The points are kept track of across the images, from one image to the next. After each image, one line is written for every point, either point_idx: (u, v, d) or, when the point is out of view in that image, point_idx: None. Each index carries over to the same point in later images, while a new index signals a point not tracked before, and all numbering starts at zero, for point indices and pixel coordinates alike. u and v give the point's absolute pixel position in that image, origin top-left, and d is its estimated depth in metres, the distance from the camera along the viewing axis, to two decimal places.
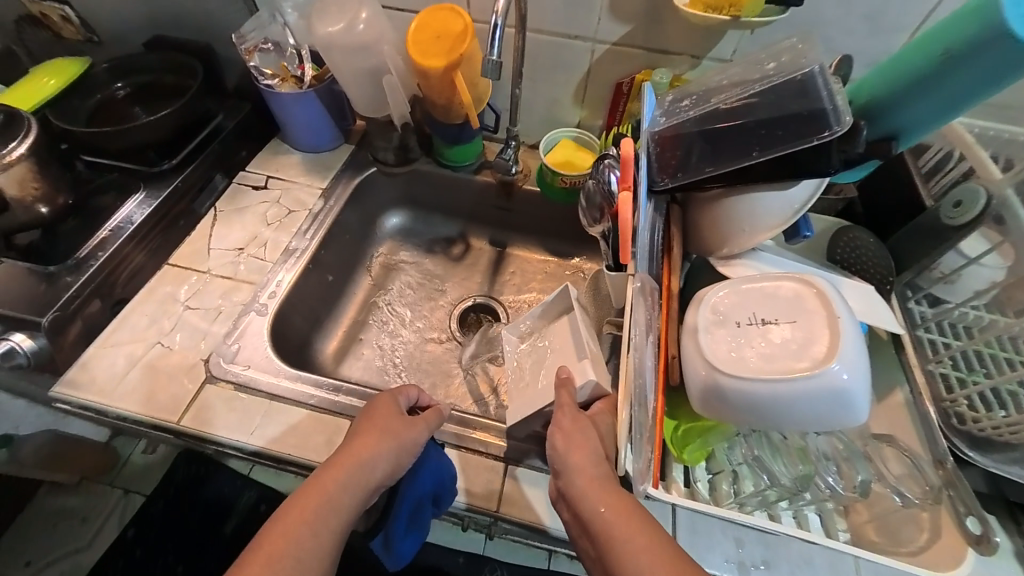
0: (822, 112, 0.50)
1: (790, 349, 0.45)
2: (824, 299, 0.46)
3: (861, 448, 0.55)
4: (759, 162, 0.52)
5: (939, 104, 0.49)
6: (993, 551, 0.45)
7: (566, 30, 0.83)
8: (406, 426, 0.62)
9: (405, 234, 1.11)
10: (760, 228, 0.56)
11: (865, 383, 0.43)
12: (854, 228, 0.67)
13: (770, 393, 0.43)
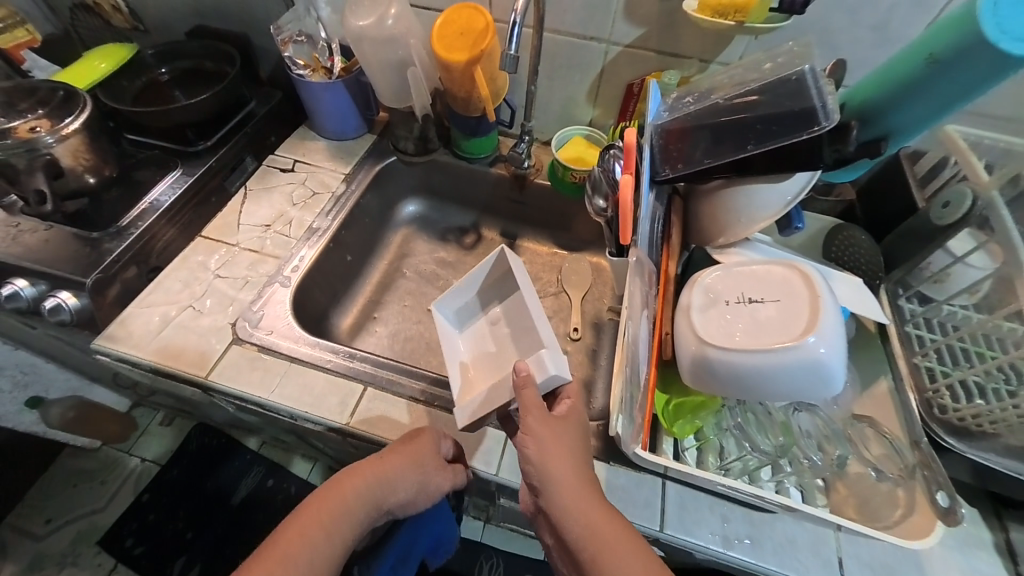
0: (812, 109, 0.52)
1: (775, 324, 0.48)
2: (807, 280, 0.49)
3: (843, 430, 0.59)
4: (754, 155, 0.55)
5: (928, 107, 0.52)
6: (960, 522, 0.47)
7: (582, 32, 0.88)
8: (438, 474, 0.62)
9: (421, 222, 1.16)
10: (757, 219, 0.59)
11: (842, 357, 0.47)
12: (850, 227, 0.71)
13: (755, 364, 0.46)
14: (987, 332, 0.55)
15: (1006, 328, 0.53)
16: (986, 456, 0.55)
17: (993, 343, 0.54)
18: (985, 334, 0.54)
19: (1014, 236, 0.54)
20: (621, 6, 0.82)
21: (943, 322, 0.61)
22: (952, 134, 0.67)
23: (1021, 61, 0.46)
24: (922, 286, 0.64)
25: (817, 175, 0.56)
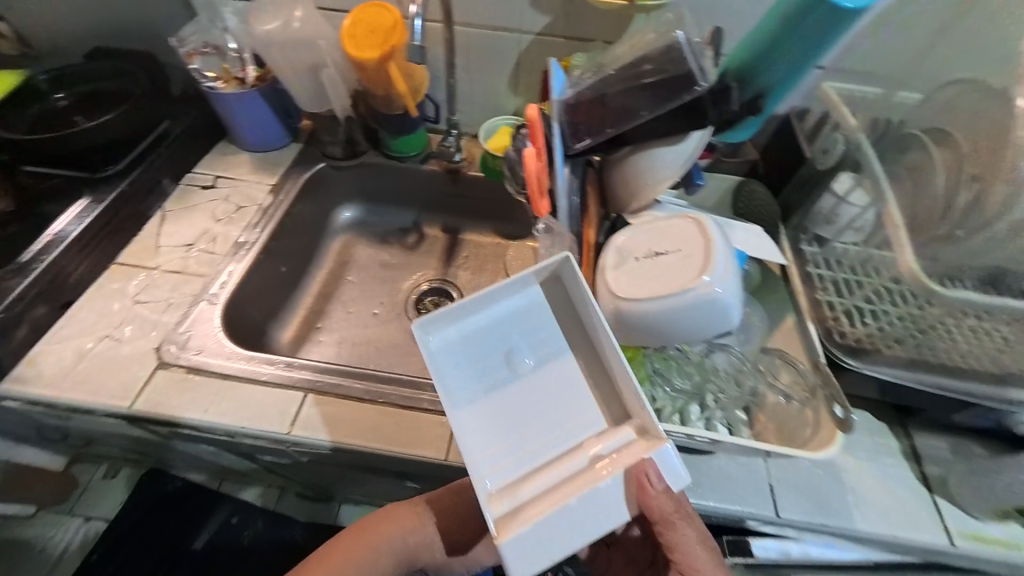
0: (692, 72, 0.57)
1: (676, 271, 0.51)
2: (701, 226, 0.53)
3: (757, 365, 0.63)
4: (647, 119, 0.59)
5: (791, 62, 0.58)
6: (852, 429, 0.53)
7: (492, 23, 0.90)
8: (482, 544, 0.60)
9: (359, 227, 1.15)
10: (660, 179, 0.63)
11: (740, 294, 0.50)
12: (751, 182, 0.81)
13: (663, 311, 0.50)
14: (871, 263, 0.63)
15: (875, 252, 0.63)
16: (878, 370, 0.62)
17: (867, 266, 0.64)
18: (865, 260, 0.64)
19: (877, 171, 0.62)
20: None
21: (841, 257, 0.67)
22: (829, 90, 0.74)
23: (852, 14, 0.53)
24: (818, 227, 0.70)
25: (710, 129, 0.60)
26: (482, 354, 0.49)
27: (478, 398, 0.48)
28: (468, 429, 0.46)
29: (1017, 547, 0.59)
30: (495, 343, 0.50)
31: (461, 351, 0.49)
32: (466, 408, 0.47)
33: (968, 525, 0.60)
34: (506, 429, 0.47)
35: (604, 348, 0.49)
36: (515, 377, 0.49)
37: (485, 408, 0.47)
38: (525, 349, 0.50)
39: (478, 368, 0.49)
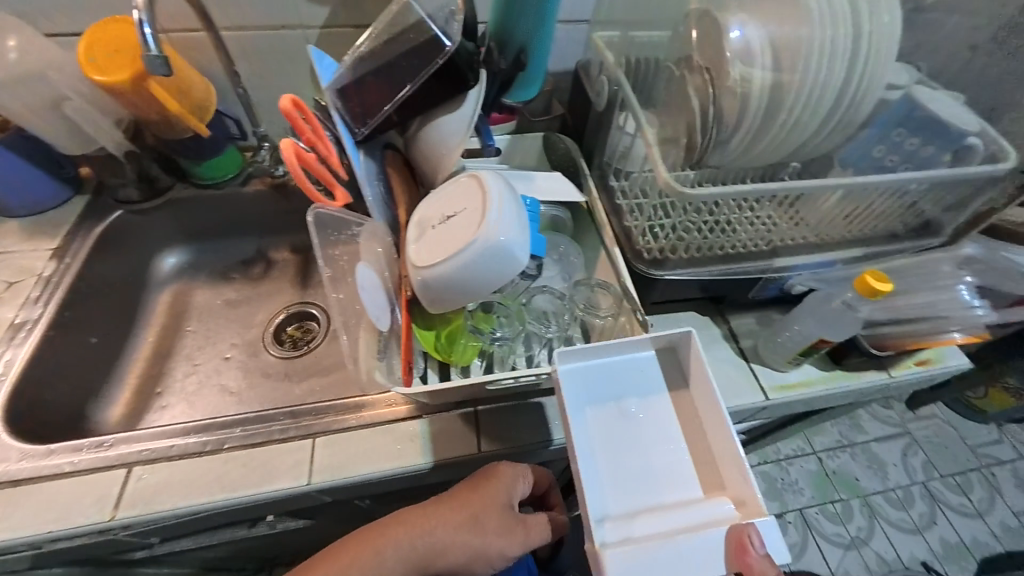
0: (434, 37, 0.58)
1: (462, 224, 0.51)
2: (477, 178, 0.54)
3: (580, 298, 0.66)
4: (415, 91, 0.59)
5: (534, 16, 0.63)
6: (649, 328, 0.57)
7: (269, 23, 0.83)
8: (501, 537, 0.57)
9: (191, 270, 1.02)
10: (453, 147, 0.64)
11: (524, 238, 0.51)
12: (551, 133, 0.84)
13: (451, 269, 0.50)
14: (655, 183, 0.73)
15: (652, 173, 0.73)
16: (678, 273, 0.70)
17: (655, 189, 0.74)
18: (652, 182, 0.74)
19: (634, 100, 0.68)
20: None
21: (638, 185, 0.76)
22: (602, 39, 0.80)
23: None
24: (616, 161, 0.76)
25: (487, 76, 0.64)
26: (598, 387, 0.55)
27: (655, 398, 0.55)
28: (594, 462, 0.51)
29: (811, 383, 0.74)
30: (610, 391, 0.54)
31: (595, 373, 0.55)
32: (583, 419, 0.53)
33: (775, 379, 0.74)
34: (622, 464, 0.52)
35: (694, 384, 0.54)
36: (632, 424, 0.54)
37: (618, 415, 0.54)
38: (633, 398, 0.54)
39: (596, 391, 0.55)
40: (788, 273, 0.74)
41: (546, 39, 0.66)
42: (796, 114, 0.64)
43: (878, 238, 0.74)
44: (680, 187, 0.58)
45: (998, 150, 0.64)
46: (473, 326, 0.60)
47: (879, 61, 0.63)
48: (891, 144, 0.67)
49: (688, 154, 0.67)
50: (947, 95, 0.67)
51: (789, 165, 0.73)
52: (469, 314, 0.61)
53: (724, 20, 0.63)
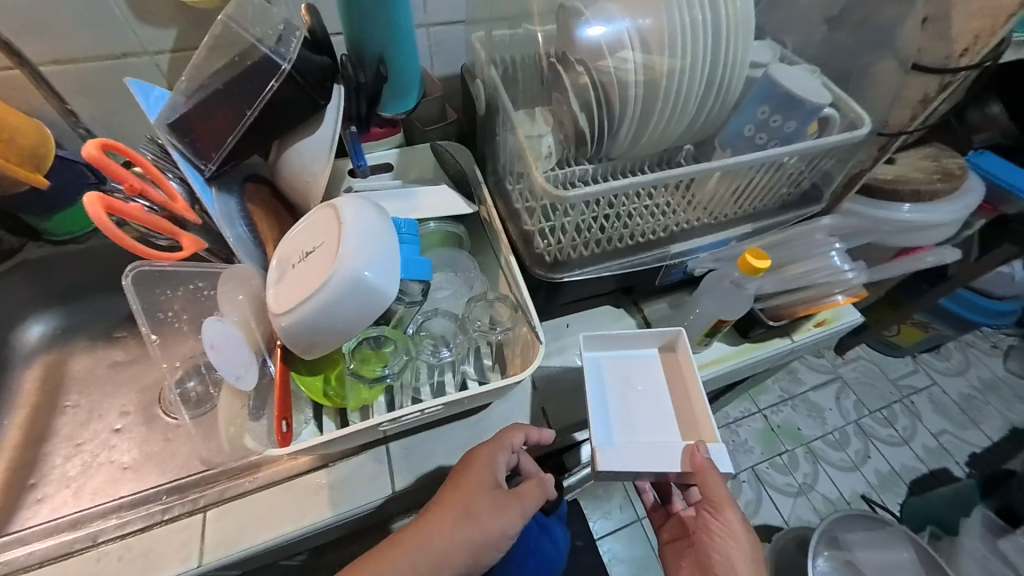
0: (265, 57, 0.52)
1: (320, 260, 0.47)
2: (335, 205, 0.50)
3: (480, 314, 0.63)
4: (255, 117, 0.53)
5: (383, 26, 0.60)
6: (541, 340, 0.55)
7: (104, 52, 0.72)
8: (500, 514, 0.56)
9: (66, 335, 0.89)
10: (317, 174, 0.58)
11: (393, 265, 0.48)
12: (435, 145, 0.78)
13: (310, 311, 0.45)
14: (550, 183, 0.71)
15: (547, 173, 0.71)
16: (574, 273, 0.68)
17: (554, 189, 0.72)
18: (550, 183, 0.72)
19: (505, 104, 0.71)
20: (123, 6, 0.68)
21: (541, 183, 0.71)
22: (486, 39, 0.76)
23: None
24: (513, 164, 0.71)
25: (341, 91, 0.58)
26: (621, 351, 0.68)
27: (645, 366, 0.68)
28: (605, 402, 0.64)
29: (723, 359, 0.76)
30: (624, 359, 0.68)
31: (611, 344, 0.68)
32: (603, 363, 0.68)
33: None
34: (636, 406, 0.64)
35: (681, 351, 0.68)
36: (637, 395, 0.65)
37: (622, 382, 0.66)
38: (638, 372, 0.67)
39: (620, 353, 0.69)
40: (685, 256, 0.75)
41: (407, 41, 0.63)
42: (677, 101, 0.67)
43: (765, 211, 0.76)
44: (555, 190, 0.55)
45: (854, 115, 0.67)
46: (354, 374, 0.54)
47: (733, 43, 0.66)
48: (758, 123, 0.65)
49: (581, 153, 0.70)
50: (804, 68, 0.69)
51: (682, 147, 0.76)
52: (348, 359, 0.54)
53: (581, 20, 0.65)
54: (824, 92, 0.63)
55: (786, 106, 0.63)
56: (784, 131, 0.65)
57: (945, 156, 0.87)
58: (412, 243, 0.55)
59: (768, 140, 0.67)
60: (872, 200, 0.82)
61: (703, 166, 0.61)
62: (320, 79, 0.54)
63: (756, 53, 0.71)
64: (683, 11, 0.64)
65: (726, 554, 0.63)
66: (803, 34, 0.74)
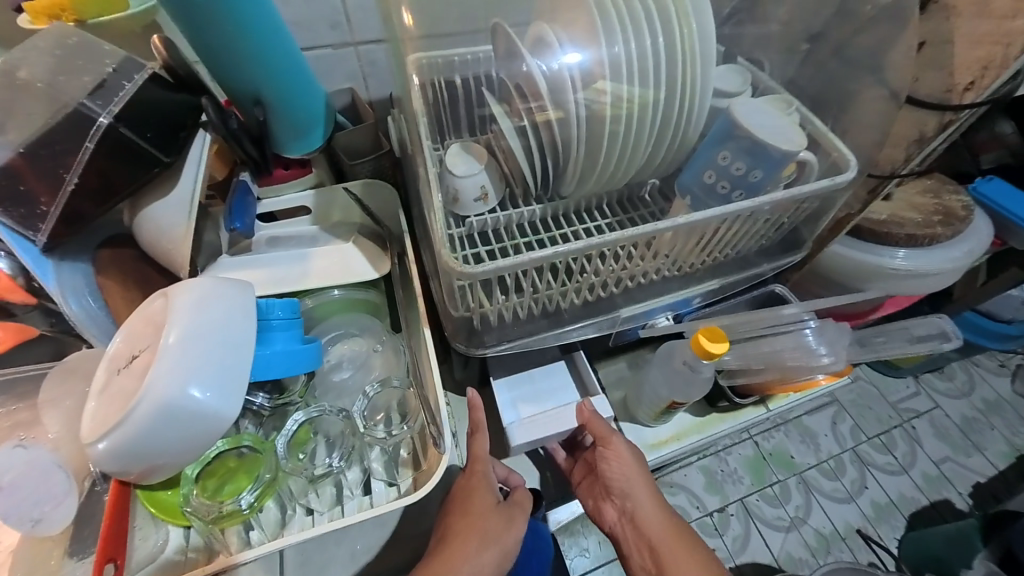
0: (81, 108, 0.42)
1: (142, 369, 0.38)
2: (168, 293, 0.41)
3: (387, 403, 0.53)
4: (78, 183, 0.43)
5: (248, 66, 0.49)
6: (444, 458, 0.46)
7: None
8: (513, 528, 0.55)
9: None
10: (177, 243, 0.49)
11: (237, 375, 0.40)
12: (342, 186, 0.65)
13: (124, 439, 0.37)
14: (477, 230, 0.60)
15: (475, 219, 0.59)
16: (501, 345, 0.59)
17: (485, 236, 0.61)
18: (480, 229, 0.60)
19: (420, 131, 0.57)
20: None
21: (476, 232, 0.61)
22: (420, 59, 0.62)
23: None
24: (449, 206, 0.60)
25: (209, 137, 0.50)
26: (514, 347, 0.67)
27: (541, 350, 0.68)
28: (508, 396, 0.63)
29: (684, 434, 0.66)
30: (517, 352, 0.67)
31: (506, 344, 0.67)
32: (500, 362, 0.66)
33: (646, 437, 0.66)
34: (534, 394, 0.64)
35: None
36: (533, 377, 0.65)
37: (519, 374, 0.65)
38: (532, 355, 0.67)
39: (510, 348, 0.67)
40: (643, 316, 0.64)
41: (293, 69, 0.52)
42: (631, 145, 0.57)
43: (736, 260, 0.66)
44: (456, 268, 0.46)
45: (837, 156, 0.56)
46: (191, 508, 0.43)
47: (697, 72, 0.54)
48: (719, 169, 0.55)
49: (526, 194, 0.62)
50: (779, 100, 0.58)
51: (647, 181, 0.65)
52: (188, 485, 0.44)
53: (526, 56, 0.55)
54: (800, 135, 0.54)
55: (753, 155, 0.53)
56: (749, 181, 0.55)
57: (947, 191, 0.75)
58: (288, 329, 0.46)
59: (730, 190, 0.56)
60: (860, 245, 0.71)
61: (646, 229, 0.51)
62: (161, 133, 0.45)
63: (725, 81, 0.60)
64: (635, 37, 0.54)
65: (625, 478, 0.59)
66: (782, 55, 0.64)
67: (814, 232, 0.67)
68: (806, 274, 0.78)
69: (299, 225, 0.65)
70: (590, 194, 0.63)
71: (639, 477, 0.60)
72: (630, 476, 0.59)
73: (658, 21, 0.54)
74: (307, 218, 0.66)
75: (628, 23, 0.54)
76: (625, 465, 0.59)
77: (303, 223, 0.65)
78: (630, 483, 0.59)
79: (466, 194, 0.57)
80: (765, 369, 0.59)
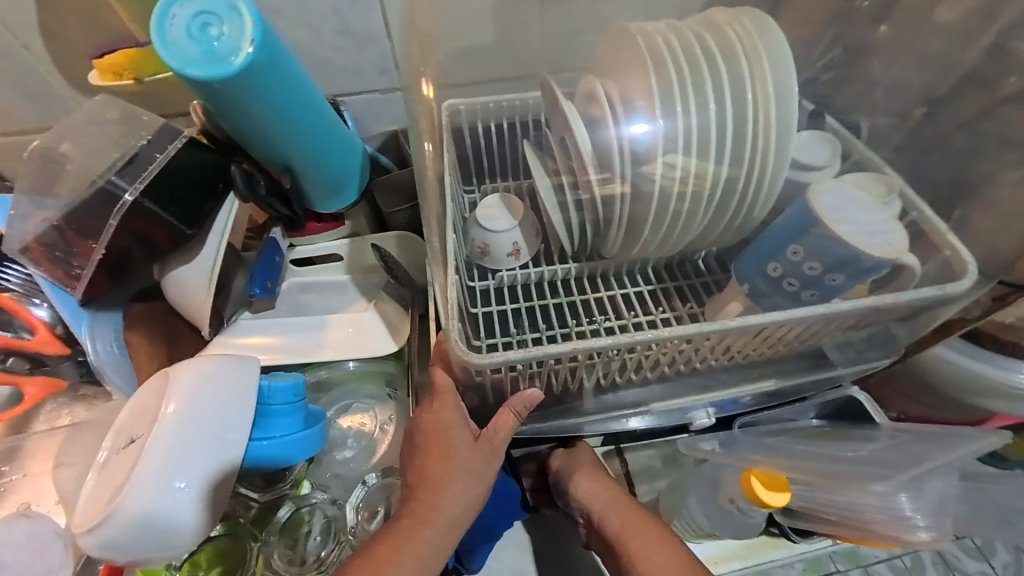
0: (112, 181, 0.44)
1: (134, 461, 0.37)
2: (166, 375, 0.40)
3: (382, 501, 0.49)
4: (104, 253, 0.44)
5: (269, 132, 0.47)
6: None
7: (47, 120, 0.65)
8: (481, 452, 0.44)
9: None
10: (199, 305, 0.50)
11: (226, 476, 0.38)
12: (362, 240, 0.61)
13: (107, 535, 0.36)
14: (506, 285, 0.54)
15: (505, 277, 0.54)
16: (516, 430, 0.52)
17: (512, 293, 0.55)
18: (509, 285, 0.55)
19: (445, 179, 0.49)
20: (61, 80, 0.61)
21: (509, 288, 0.55)
22: (450, 106, 0.58)
23: (250, 73, 0.41)
24: (477, 260, 0.55)
25: (238, 201, 0.50)
26: None
27: None
28: None
29: (724, 559, 0.57)
30: None
31: None
32: None
33: None
34: None
35: None
36: None
37: None
38: None
39: None
40: (680, 411, 0.55)
41: (315, 126, 0.49)
42: (680, 226, 0.50)
43: (807, 354, 0.55)
44: (464, 357, 0.39)
45: (950, 257, 0.45)
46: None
47: (773, 149, 0.46)
48: (787, 264, 0.45)
49: (562, 251, 0.56)
50: (875, 182, 0.48)
51: (703, 250, 0.56)
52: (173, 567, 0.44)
53: (575, 125, 0.50)
54: (900, 236, 0.43)
55: (837, 258, 0.43)
56: (825, 284, 0.45)
57: None
58: (291, 415, 0.43)
59: (798, 289, 0.46)
60: (973, 352, 0.58)
61: (689, 329, 0.43)
62: (185, 205, 0.46)
63: (810, 151, 0.50)
64: (699, 105, 0.46)
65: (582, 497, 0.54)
66: (884, 120, 0.53)
67: (917, 333, 0.54)
68: (896, 371, 0.65)
69: (329, 272, 0.61)
70: (637, 258, 0.55)
71: (582, 470, 0.56)
72: (572, 469, 0.56)
73: (729, 85, 0.46)
74: (339, 265, 0.61)
75: (692, 89, 0.46)
76: (565, 466, 0.57)
77: (334, 271, 0.61)
78: (572, 479, 0.56)
79: (499, 247, 0.53)
80: (840, 523, 0.49)
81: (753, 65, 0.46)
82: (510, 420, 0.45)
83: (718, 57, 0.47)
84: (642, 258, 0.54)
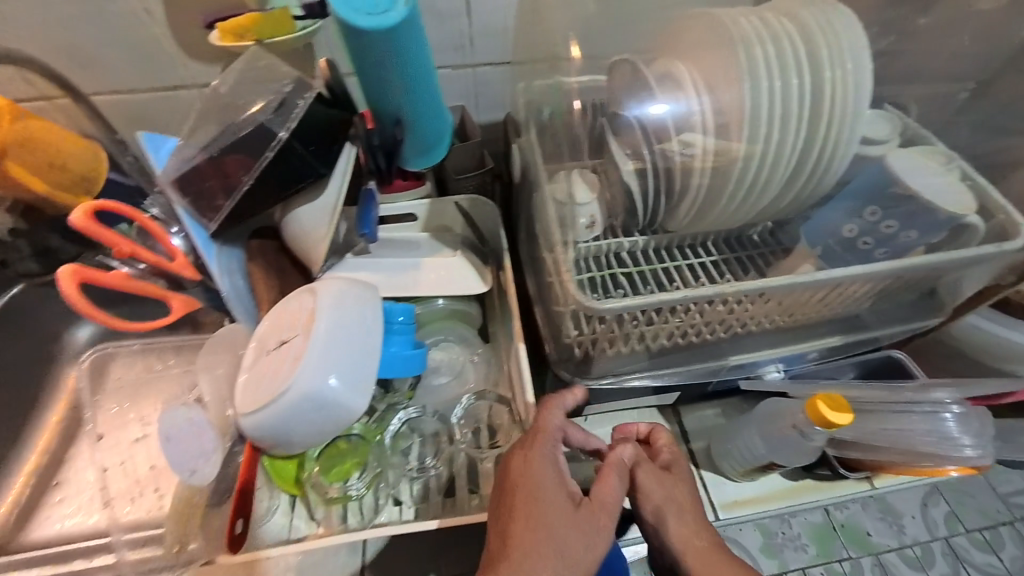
0: (263, 122, 0.51)
1: (287, 358, 0.44)
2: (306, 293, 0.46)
3: (481, 418, 0.57)
4: (252, 185, 0.51)
5: (398, 88, 0.53)
6: None
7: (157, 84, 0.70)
8: (583, 516, 0.43)
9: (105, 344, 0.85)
10: (317, 242, 0.56)
11: (366, 376, 0.44)
12: (442, 201, 0.67)
13: (269, 414, 0.42)
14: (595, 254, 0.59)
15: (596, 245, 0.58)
16: (604, 378, 0.59)
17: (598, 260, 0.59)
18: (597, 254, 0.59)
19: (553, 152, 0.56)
20: (176, 45, 0.66)
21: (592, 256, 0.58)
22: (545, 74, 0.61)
23: (397, 32, 0.48)
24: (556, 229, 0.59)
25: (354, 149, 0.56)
26: None
27: None
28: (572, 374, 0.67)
29: (767, 498, 0.62)
30: None
31: None
32: None
33: (724, 494, 0.63)
34: None
35: None
36: None
37: None
38: None
39: None
40: (753, 364, 0.61)
41: (430, 87, 0.56)
42: (750, 191, 0.54)
43: (849, 319, 0.61)
44: (589, 303, 0.45)
45: (1005, 220, 0.50)
46: (315, 483, 0.51)
47: (841, 121, 0.51)
48: (863, 224, 0.54)
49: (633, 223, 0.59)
50: (931, 155, 0.53)
51: (759, 224, 0.61)
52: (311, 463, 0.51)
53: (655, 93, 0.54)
54: (965, 197, 0.50)
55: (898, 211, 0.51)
56: (898, 241, 0.52)
57: None
58: (406, 334, 0.50)
59: (872, 247, 0.53)
60: (1008, 319, 0.63)
61: (780, 281, 0.49)
62: (321, 146, 0.52)
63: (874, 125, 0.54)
64: (781, 76, 0.51)
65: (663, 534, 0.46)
66: (935, 102, 0.58)
67: (954, 296, 0.60)
68: (930, 340, 0.70)
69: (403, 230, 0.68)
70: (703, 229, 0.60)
71: (668, 503, 0.46)
72: (657, 498, 0.47)
73: (806, 63, 0.51)
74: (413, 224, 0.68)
75: (771, 63, 0.51)
76: (647, 491, 0.47)
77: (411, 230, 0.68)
78: (656, 511, 0.46)
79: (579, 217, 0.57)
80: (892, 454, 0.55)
81: (828, 46, 0.51)
82: (612, 484, 0.45)
83: (794, 38, 0.52)
84: (711, 228, 0.60)
